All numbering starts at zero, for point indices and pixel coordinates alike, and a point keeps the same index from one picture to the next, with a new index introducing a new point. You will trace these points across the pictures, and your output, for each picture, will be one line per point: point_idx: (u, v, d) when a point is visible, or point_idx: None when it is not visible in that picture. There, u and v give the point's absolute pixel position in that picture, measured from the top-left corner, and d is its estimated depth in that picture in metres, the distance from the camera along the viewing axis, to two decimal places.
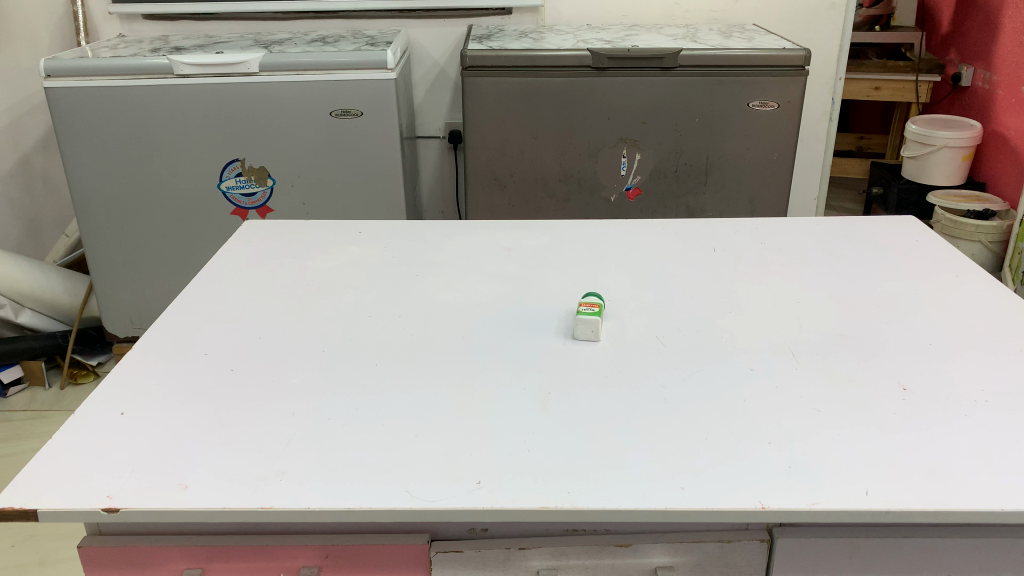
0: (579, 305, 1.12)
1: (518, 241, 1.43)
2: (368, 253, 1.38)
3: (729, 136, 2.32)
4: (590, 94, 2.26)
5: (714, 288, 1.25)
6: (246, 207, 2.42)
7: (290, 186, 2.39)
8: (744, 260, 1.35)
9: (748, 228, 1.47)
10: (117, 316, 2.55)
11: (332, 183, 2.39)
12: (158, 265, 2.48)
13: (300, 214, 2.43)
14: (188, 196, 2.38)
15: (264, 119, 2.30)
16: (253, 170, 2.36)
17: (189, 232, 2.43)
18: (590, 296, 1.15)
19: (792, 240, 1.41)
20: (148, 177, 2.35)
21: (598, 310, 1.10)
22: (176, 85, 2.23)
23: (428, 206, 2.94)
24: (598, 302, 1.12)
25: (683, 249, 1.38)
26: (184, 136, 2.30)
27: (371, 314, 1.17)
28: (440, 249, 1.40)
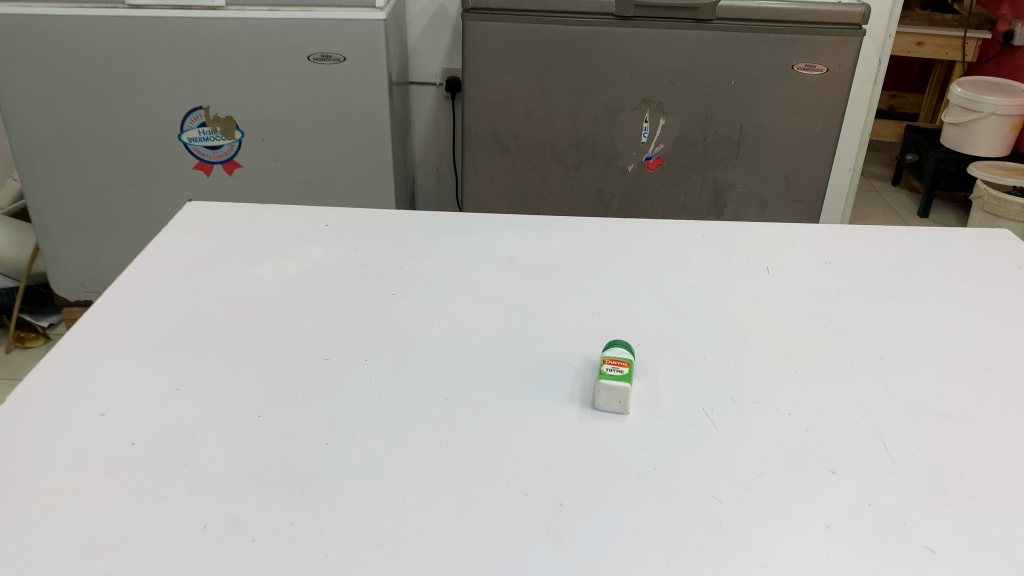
0: (603, 361, 0.85)
1: (525, 248, 1.15)
2: (335, 257, 1.10)
3: (769, 102, 2.01)
4: (611, 48, 1.94)
5: (773, 330, 0.97)
6: (211, 160, 2.11)
7: (261, 139, 2.09)
8: (807, 285, 1.07)
9: (807, 238, 1.19)
10: (68, 277, 2.28)
11: (311, 137, 2.08)
12: (112, 222, 2.19)
13: (273, 171, 2.14)
14: (144, 146, 2.07)
15: (231, 62, 1.97)
16: (218, 120, 2.05)
17: (146, 187, 2.13)
18: (615, 347, 0.88)
19: (864, 259, 1.14)
20: (97, 122, 2.04)
21: (626, 373, 0.83)
22: (129, 17, 1.90)
23: (421, 161, 2.63)
24: (627, 359, 0.85)
25: (731, 267, 1.11)
26: (139, 77, 1.98)
27: (331, 356, 0.90)
28: (429, 257, 1.12)
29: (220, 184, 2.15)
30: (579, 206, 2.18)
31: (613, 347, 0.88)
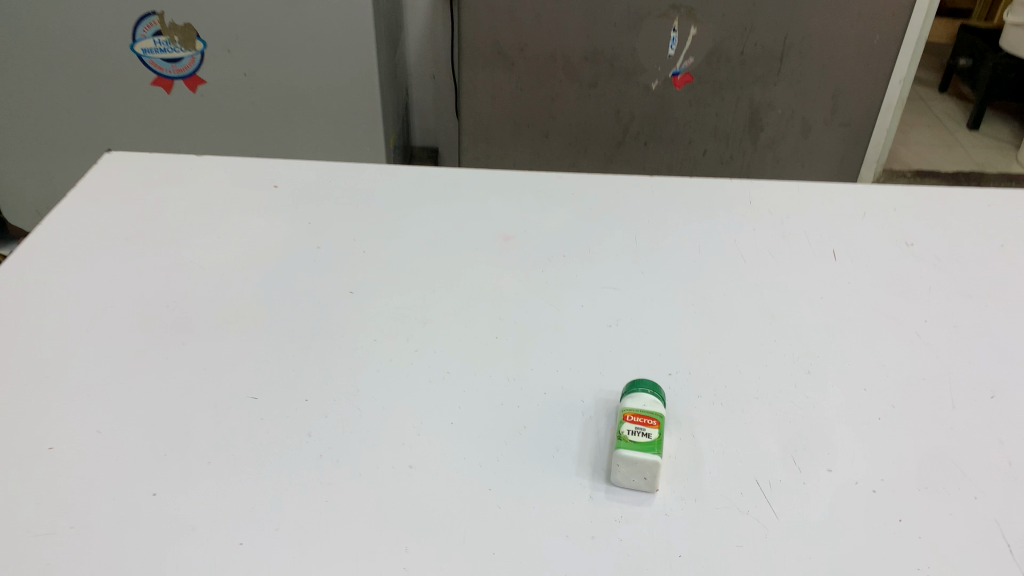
0: (624, 415, 0.63)
1: (524, 222, 0.90)
2: (282, 239, 0.86)
3: (820, 9, 1.70)
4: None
5: (845, 350, 0.74)
6: (171, 76, 1.72)
7: (227, 51, 1.67)
8: (886, 279, 0.83)
9: (879, 209, 0.95)
10: (19, 210, 1.97)
11: (287, 48, 1.67)
12: (62, 149, 1.84)
13: (244, 91, 1.73)
14: (88, 57, 1.68)
15: None
16: (175, 27, 1.64)
17: (98, 107, 1.76)
18: (637, 392, 0.65)
19: (954, 239, 0.89)
20: (28, 28, 1.63)
21: (654, 441, 0.61)
22: None
23: (415, 69, 2.33)
24: (655, 414, 0.63)
25: (787, 251, 0.86)
26: None
27: (260, 394, 0.68)
28: (401, 236, 0.88)
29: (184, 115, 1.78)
30: (593, 129, 1.91)
31: (634, 391, 0.65)
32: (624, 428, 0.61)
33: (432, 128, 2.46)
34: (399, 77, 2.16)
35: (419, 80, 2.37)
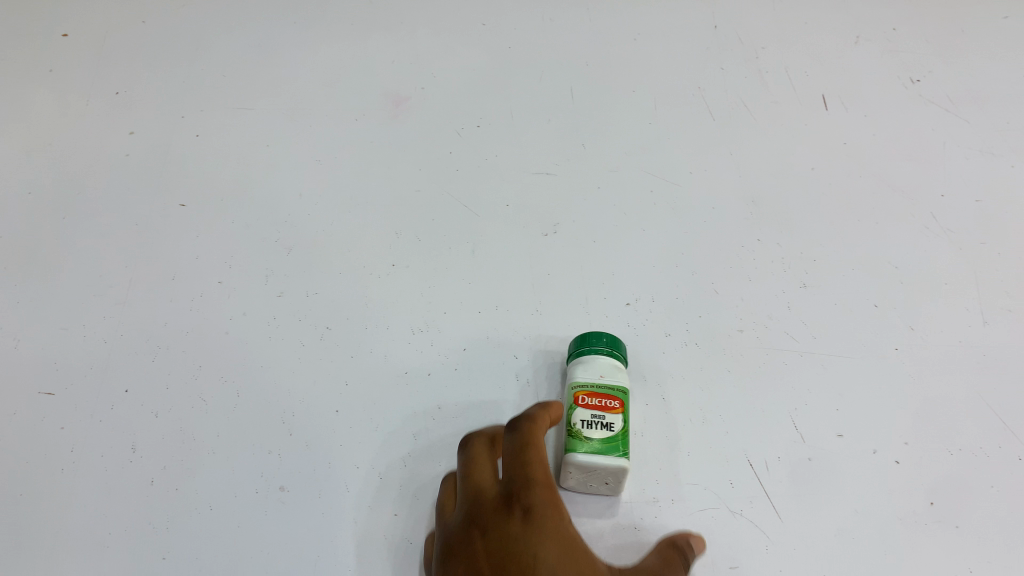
0: (574, 394, 0.45)
1: (417, 71, 0.67)
2: (82, 123, 0.63)
3: None
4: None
5: (847, 251, 0.57)
6: None
7: None
8: (893, 130, 0.64)
9: (877, 25, 0.71)
10: None
11: None
12: None
13: None
14: None
15: None
16: None
17: None
18: (590, 355, 0.47)
19: (977, 64, 0.68)
20: None
21: (621, 434, 0.43)
22: None
23: None
24: (618, 391, 0.45)
25: (766, 101, 0.66)
26: None
27: (59, 388, 0.50)
28: (249, 106, 0.64)
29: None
30: None
31: (586, 352, 0.47)
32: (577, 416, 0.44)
33: None
34: None
35: None
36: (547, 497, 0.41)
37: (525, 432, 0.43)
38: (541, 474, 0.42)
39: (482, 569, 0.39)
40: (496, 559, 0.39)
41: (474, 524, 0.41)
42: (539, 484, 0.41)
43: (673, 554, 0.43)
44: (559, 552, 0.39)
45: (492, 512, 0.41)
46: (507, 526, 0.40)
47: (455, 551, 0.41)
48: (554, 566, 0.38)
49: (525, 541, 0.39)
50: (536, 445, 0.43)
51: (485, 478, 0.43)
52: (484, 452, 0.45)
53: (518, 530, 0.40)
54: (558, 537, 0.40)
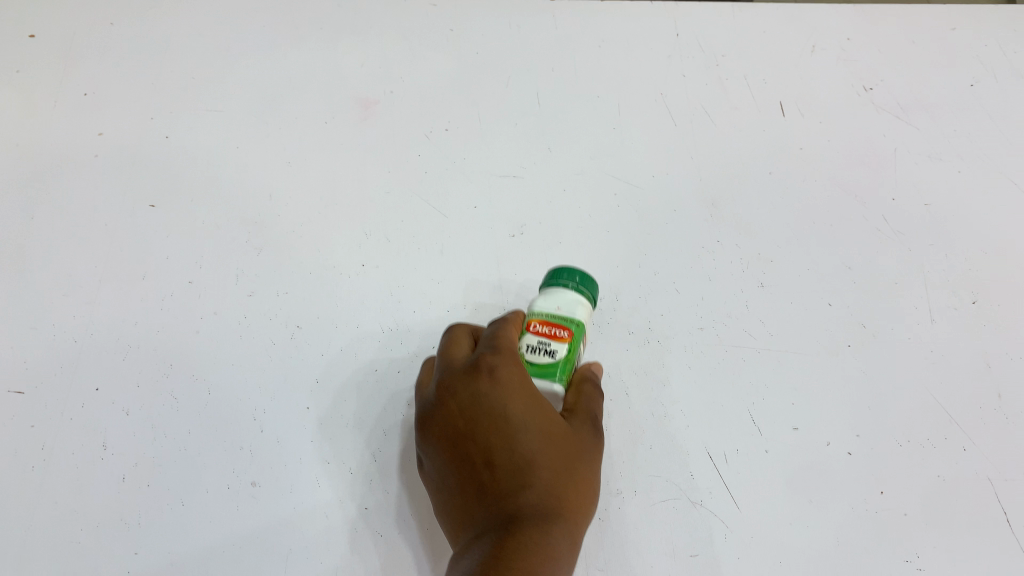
0: (530, 317, 0.44)
1: (384, 74, 0.68)
2: (48, 125, 0.63)
3: None
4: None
5: (801, 252, 0.59)
6: None
7: None
8: (847, 136, 0.67)
9: (828, 37, 0.75)
10: None
11: None
12: None
13: None
14: None
15: None
16: None
17: None
18: (557, 286, 0.45)
19: (920, 76, 0.71)
20: None
21: (562, 362, 0.42)
22: None
23: None
24: (569, 321, 0.43)
25: (723, 107, 0.68)
26: None
27: (28, 387, 0.50)
28: (217, 108, 0.65)
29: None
30: None
31: (551, 281, 0.45)
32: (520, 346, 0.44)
33: None
34: None
35: None
36: (510, 353, 0.43)
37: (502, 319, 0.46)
38: (508, 339, 0.44)
39: (459, 426, 0.42)
40: (467, 416, 0.42)
41: (447, 388, 0.44)
42: (505, 346, 0.43)
43: (582, 382, 0.46)
44: (527, 399, 0.41)
45: (461, 374, 0.43)
46: (474, 383, 0.42)
47: (432, 418, 0.43)
48: (524, 414, 0.40)
49: (493, 395, 0.41)
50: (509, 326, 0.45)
51: (458, 352, 0.46)
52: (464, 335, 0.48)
53: (485, 387, 0.41)
54: (524, 386, 0.41)
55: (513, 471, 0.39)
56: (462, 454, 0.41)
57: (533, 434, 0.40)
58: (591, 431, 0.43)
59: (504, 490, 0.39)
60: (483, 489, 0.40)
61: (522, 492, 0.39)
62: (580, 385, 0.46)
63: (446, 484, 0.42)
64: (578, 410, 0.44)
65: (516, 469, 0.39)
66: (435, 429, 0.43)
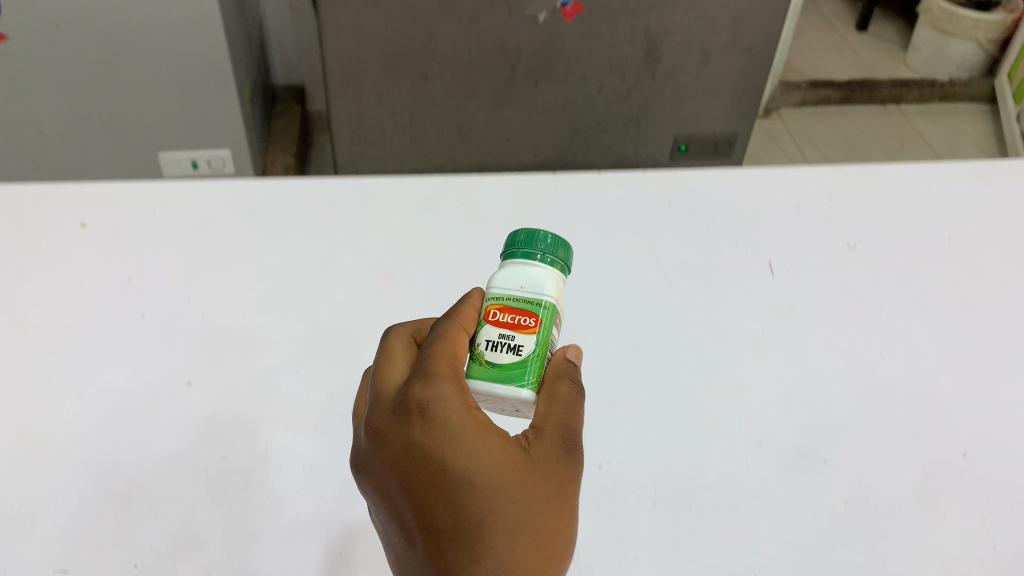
0: (496, 307, 0.47)
1: (402, 255, 0.74)
2: (99, 308, 0.68)
3: None
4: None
5: (798, 408, 0.63)
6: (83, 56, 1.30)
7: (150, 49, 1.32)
8: (835, 293, 0.72)
9: (813, 198, 0.83)
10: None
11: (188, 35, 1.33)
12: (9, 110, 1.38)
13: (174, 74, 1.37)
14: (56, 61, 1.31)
15: None
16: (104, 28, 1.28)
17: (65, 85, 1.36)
18: (522, 272, 0.48)
19: (898, 235, 0.78)
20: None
21: (526, 360, 0.45)
22: None
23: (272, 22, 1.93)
24: (537, 303, 0.46)
25: (716, 271, 0.74)
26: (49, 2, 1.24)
27: (72, 565, 0.54)
28: (251, 288, 0.71)
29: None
30: None
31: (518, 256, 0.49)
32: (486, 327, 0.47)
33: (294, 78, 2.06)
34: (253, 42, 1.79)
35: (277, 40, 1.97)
36: (439, 383, 0.45)
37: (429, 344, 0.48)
38: (438, 363, 0.46)
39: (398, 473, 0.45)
40: (405, 462, 0.45)
41: (384, 431, 0.47)
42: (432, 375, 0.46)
43: (553, 387, 0.49)
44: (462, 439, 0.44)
45: (393, 417, 0.46)
46: (406, 426, 0.45)
47: (376, 464, 0.47)
48: (460, 457, 0.43)
49: (429, 438, 0.44)
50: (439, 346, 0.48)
51: (389, 391, 0.49)
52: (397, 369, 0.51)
53: (419, 431, 0.45)
54: (456, 423, 0.44)
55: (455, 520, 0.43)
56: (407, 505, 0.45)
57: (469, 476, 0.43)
58: (548, 455, 0.46)
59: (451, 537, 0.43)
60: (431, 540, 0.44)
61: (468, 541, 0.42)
62: (551, 393, 0.48)
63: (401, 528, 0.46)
64: (544, 431, 0.47)
65: (458, 517, 0.43)
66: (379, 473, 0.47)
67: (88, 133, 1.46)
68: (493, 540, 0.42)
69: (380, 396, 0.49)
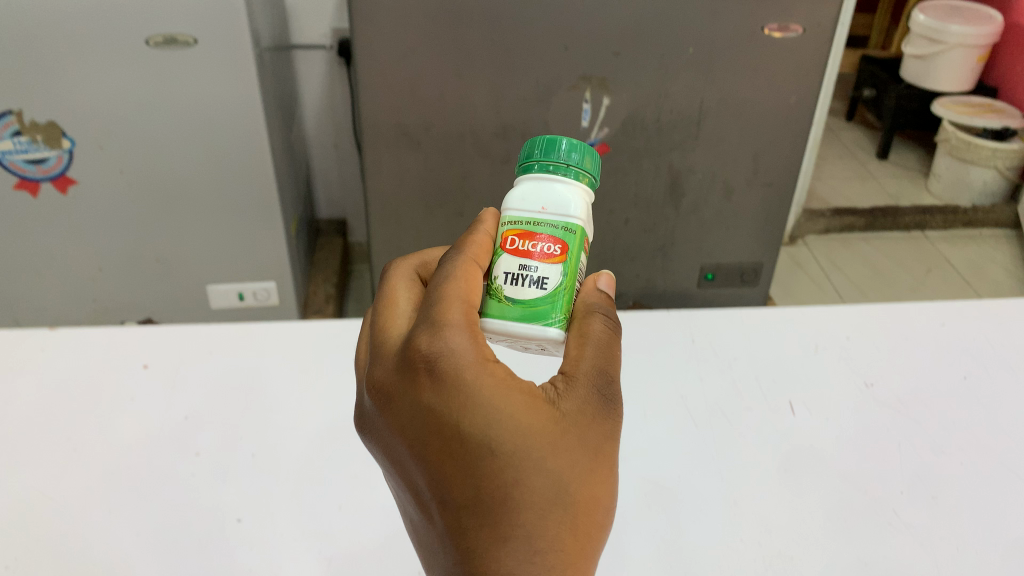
0: (517, 237, 0.54)
1: None
2: (157, 447, 0.73)
3: (752, 76, 1.38)
4: (571, 6, 1.28)
5: (819, 548, 0.65)
6: (146, 195, 1.44)
7: (212, 191, 1.46)
8: (854, 434, 0.75)
9: (828, 338, 0.86)
10: (30, 311, 1.57)
11: (246, 181, 1.46)
12: (74, 254, 1.49)
13: (232, 214, 1.50)
14: (119, 202, 1.44)
15: (196, 105, 1.34)
16: (173, 170, 1.41)
17: (126, 226, 1.48)
18: (544, 198, 0.54)
19: (913, 373, 0.81)
20: (69, 201, 1.42)
21: (551, 294, 0.53)
22: (88, 91, 1.29)
23: (317, 163, 2.06)
24: (561, 229, 0.53)
25: (738, 409, 0.78)
26: (128, 154, 1.38)
27: None
28: (299, 426, 0.76)
29: (61, 250, 1.49)
30: None
31: (538, 184, 0.55)
32: (509, 259, 0.54)
33: (336, 214, 2.18)
34: (300, 182, 1.91)
35: (321, 178, 2.10)
36: (445, 342, 0.51)
37: (433, 296, 0.54)
38: (444, 319, 0.52)
39: (414, 431, 0.52)
40: (422, 420, 0.51)
41: (397, 389, 0.53)
42: (440, 333, 0.52)
43: (589, 327, 0.57)
44: (473, 400, 0.50)
45: (403, 376, 0.53)
46: (418, 386, 0.51)
47: (394, 418, 0.54)
48: (474, 416, 0.50)
49: (445, 400, 0.50)
50: (443, 298, 0.54)
51: (393, 349, 0.56)
52: (399, 325, 0.57)
53: (434, 393, 0.51)
54: (466, 385, 0.50)
55: (474, 480, 0.50)
56: (424, 459, 0.52)
57: (487, 436, 0.50)
58: (579, 396, 0.54)
59: (474, 492, 0.50)
60: (451, 493, 0.51)
61: (490, 494, 0.50)
62: (584, 338, 0.57)
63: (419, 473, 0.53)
64: (576, 377, 0.55)
65: (480, 475, 0.50)
66: (394, 423, 0.54)
67: (144, 269, 1.55)
68: (513, 495, 0.49)
69: (389, 351, 0.55)
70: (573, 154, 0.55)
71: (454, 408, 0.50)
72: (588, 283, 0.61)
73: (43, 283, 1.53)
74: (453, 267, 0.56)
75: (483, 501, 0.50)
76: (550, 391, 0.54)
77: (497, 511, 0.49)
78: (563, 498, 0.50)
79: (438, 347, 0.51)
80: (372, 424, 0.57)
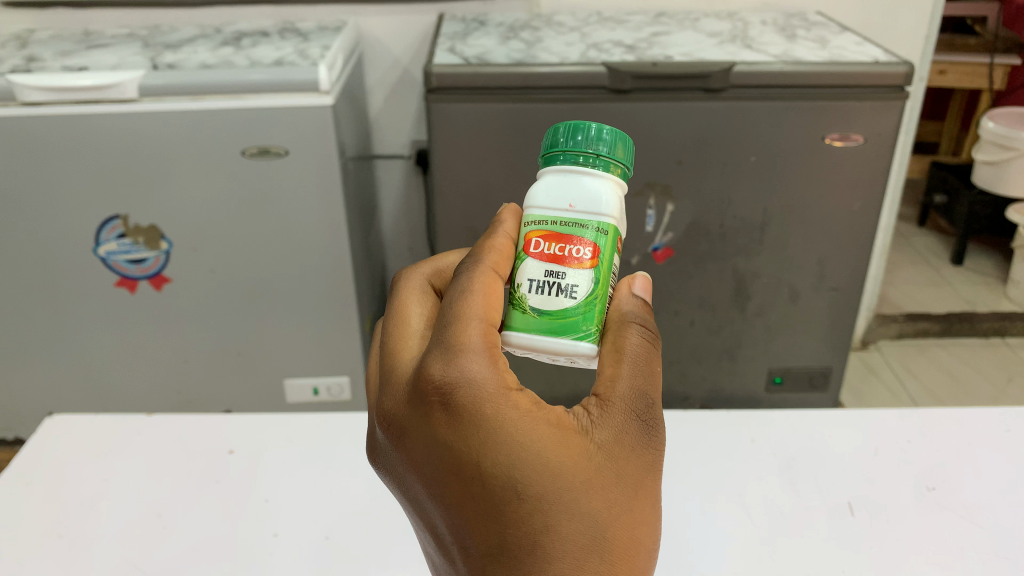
0: (544, 239, 0.58)
1: None
2: (237, 527, 0.78)
3: (812, 183, 1.42)
4: (632, 119, 1.35)
5: None
6: (233, 292, 1.54)
7: (295, 289, 1.55)
8: (918, 539, 0.75)
9: (891, 440, 0.87)
10: (123, 400, 1.67)
11: (327, 280, 1.55)
12: (165, 347, 1.60)
13: (313, 310, 1.59)
14: (208, 297, 1.54)
15: (283, 208, 1.45)
16: (260, 268, 1.52)
17: (215, 321, 1.57)
18: (572, 195, 0.57)
19: (979, 479, 0.81)
20: (164, 297, 1.53)
21: (580, 305, 0.57)
22: (188, 197, 1.42)
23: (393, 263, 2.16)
24: (587, 231, 0.57)
25: (797, 508, 0.79)
26: (219, 253, 1.49)
27: None
28: (371, 511, 0.80)
29: (155, 345, 1.59)
30: None
31: (564, 180, 0.58)
32: (537, 264, 0.58)
33: None
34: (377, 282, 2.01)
35: None
36: (457, 374, 0.54)
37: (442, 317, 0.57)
38: (455, 342, 0.55)
39: (437, 466, 0.55)
40: (443, 455, 0.55)
41: (413, 420, 0.56)
42: (452, 361, 0.54)
43: (624, 338, 0.60)
44: (494, 434, 0.53)
45: (418, 407, 0.56)
46: (435, 419, 0.54)
47: (411, 450, 0.57)
48: (496, 453, 0.53)
49: (467, 437, 0.54)
50: (451, 319, 0.56)
51: (404, 376, 0.59)
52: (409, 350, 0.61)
53: (451, 427, 0.54)
54: (485, 419, 0.53)
55: (504, 521, 0.54)
56: (448, 493, 0.55)
57: (512, 474, 0.53)
58: (613, 423, 0.57)
59: (505, 530, 0.54)
60: (479, 529, 0.55)
61: (520, 533, 0.54)
62: (620, 355, 0.59)
63: (441, 504, 0.57)
64: (611, 401, 0.58)
65: (509, 516, 0.54)
66: (413, 455, 0.57)
67: (229, 363, 1.64)
68: (542, 535, 0.53)
69: (403, 379, 0.59)
70: (603, 142, 0.58)
71: (476, 442, 0.53)
72: (624, 287, 0.64)
73: (134, 374, 1.63)
74: (469, 281, 0.58)
75: (513, 546, 0.54)
76: (585, 419, 0.58)
77: (528, 551, 0.54)
78: (595, 534, 0.54)
79: (454, 377, 0.54)
80: (386, 446, 0.60)
